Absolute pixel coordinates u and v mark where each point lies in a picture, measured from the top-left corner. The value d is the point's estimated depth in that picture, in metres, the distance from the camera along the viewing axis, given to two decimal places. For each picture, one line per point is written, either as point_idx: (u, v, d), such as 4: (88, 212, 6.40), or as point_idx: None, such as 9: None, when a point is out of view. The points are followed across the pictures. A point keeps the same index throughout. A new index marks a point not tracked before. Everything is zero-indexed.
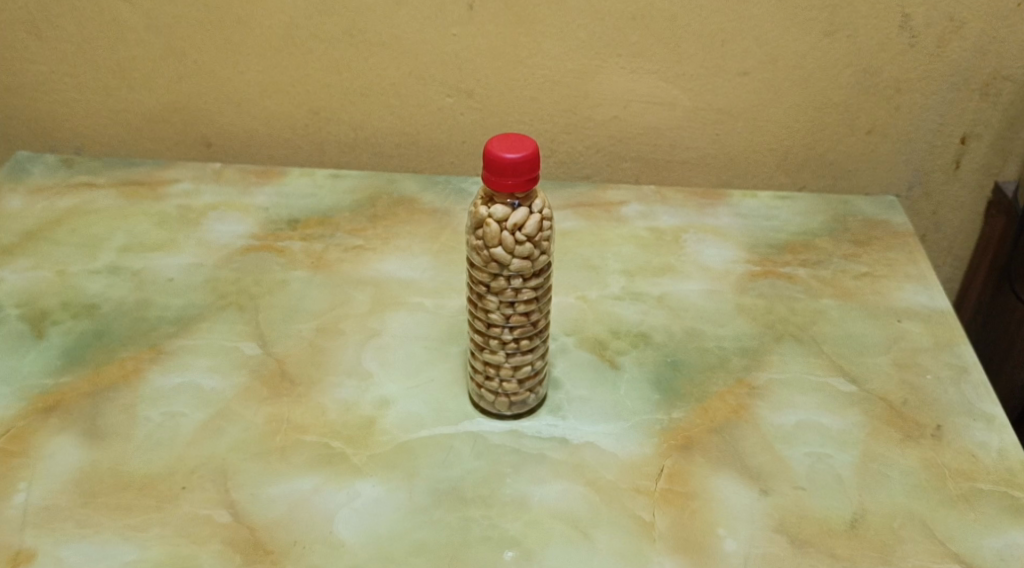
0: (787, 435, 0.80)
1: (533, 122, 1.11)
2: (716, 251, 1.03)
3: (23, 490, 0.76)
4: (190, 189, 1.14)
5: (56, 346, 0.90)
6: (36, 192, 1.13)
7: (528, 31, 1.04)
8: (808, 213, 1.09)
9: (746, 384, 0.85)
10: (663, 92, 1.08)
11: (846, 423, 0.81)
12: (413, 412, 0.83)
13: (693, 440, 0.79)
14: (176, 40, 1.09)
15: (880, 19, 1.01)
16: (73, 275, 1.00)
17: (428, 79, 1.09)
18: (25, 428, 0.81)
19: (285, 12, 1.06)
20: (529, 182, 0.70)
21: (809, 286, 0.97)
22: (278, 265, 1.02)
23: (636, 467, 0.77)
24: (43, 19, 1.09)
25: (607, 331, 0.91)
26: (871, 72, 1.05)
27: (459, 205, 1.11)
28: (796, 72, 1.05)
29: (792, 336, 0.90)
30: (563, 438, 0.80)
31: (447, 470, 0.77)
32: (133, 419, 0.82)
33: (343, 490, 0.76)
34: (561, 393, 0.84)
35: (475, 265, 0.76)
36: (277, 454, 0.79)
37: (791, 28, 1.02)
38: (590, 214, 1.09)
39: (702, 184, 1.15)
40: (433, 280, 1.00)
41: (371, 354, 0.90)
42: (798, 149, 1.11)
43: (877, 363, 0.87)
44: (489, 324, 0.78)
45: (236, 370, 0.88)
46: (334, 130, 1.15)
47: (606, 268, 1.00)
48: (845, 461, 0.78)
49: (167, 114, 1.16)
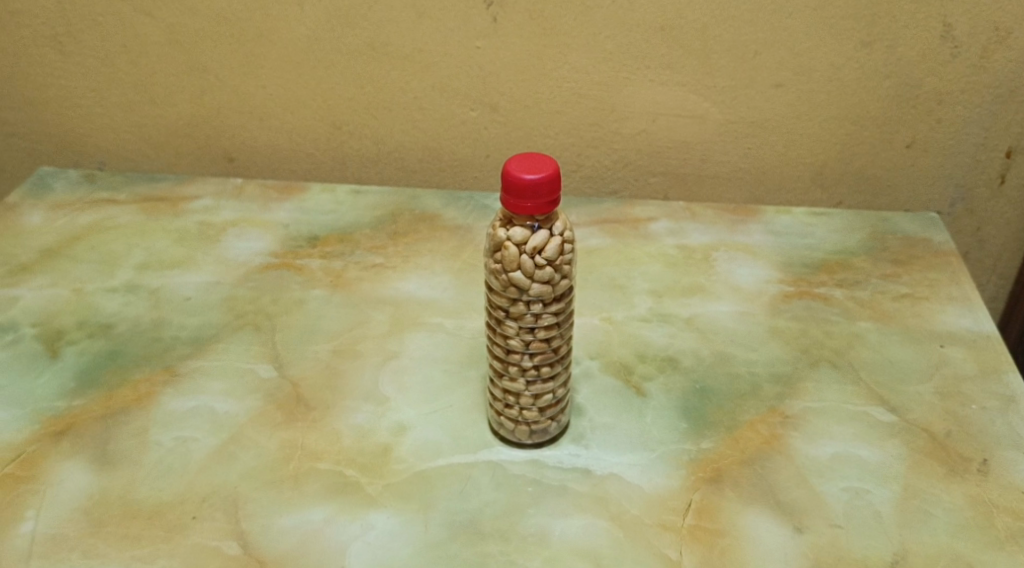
0: (823, 468, 0.76)
1: (559, 137, 1.08)
2: (748, 270, 0.99)
3: (31, 517, 0.74)
4: (210, 205, 1.13)
5: (70, 367, 0.89)
6: (56, 208, 1.12)
7: (553, 44, 1.01)
8: (844, 230, 1.05)
9: (779, 412, 0.81)
10: (693, 105, 1.04)
11: (886, 456, 0.77)
12: (431, 439, 0.80)
13: (722, 473, 0.75)
14: (196, 55, 1.08)
15: (921, 28, 0.97)
16: (90, 293, 0.99)
17: (451, 93, 1.06)
18: (36, 452, 0.80)
19: (305, 25, 1.04)
20: (549, 205, 0.67)
21: (846, 308, 0.93)
22: (296, 284, 1.00)
23: (661, 502, 0.73)
24: (66, 34, 1.08)
25: (633, 355, 0.87)
26: (912, 84, 1.00)
27: (481, 222, 1.08)
28: (831, 84, 1.01)
29: (827, 361, 0.86)
30: (586, 469, 0.76)
31: (465, 502, 0.74)
32: (145, 444, 0.80)
33: (356, 521, 0.73)
34: (584, 421, 0.81)
35: (493, 289, 0.73)
36: (289, 483, 0.76)
37: (827, 38, 0.98)
38: (616, 230, 1.05)
39: (733, 200, 1.11)
40: (454, 300, 0.97)
41: (389, 378, 0.87)
42: (835, 164, 1.07)
43: (919, 391, 0.83)
44: (509, 350, 0.75)
45: (251, 393, 0.85)
46: (355, 145, 1.12)
47: (632, 288, 0.96)
48: (884, 497, 0.73)
49: (189, 129, 1.14)
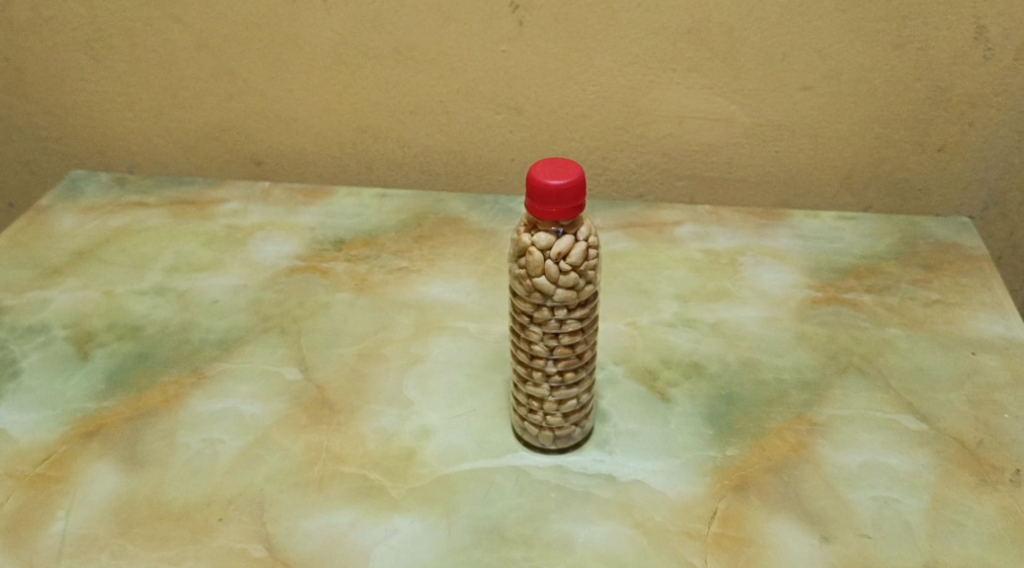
0: (851, 476, 0.75)
1: (584, 140, 1.07)
2: (775, 274, 0.98)
3: (61, 518, 0.75)
4: (237, 208, 1.14)
5: (100, 369, 0.90)
6: (88, 211, 1.14)
7: (579, 47, 1.01)
8: (873, 235, 1.04)
9: (806, 419, 0.80)
10: (720, 108, 1.03)
11: (915, 465, 0.76)
12: (455, 444, 0.80)
13: (748, 480, 0.75)
14: (225, 60, 1.09)
15: (952, 30, 0.95)
16: (120, 296, 1.00)
17: (476, 97, 1.06)
18: (66, 453, 0.81)
19: (332, 30, 1.04)
20: (574, 210, 0.67)
21: (875, 314, 0.92)
22: (322, 287, 1.00)
23: (686, 509, 0.73)
24: (98, 40, 1.10)
25: (658, 360, 0.87)
26: (943, 87, 0.99)
27: (506, 225, 1.08)
28: (860, 87, 1.00)
29: (856, 368, 0.85)
30: (610, 476, 0.76)
31: (488, 507, 0.74)
32: (173, 446, 0.81)
33: (380, 525, 0.73)
34: (608, 427, 0.80)
35: (518, 294, 0.73)
36: (314, 486, 0.77)
37: (856, 41, 0.97)
38: (642, 234, 1.05)
39: (760, 204, 1.10)
40: (478, 303, 0.97)
41: (413, 382, 0.87)
42: (864, 167, 1.05)
43: (950, 399, 0.81)
44: (533, 356, 0.74)
45: (277, 396, 0.86)
46: (382, 149, 1.13)
47: (657, 293, 0.96)
48: (913, 506, 0.72)
49: (218, 133, 1.15)
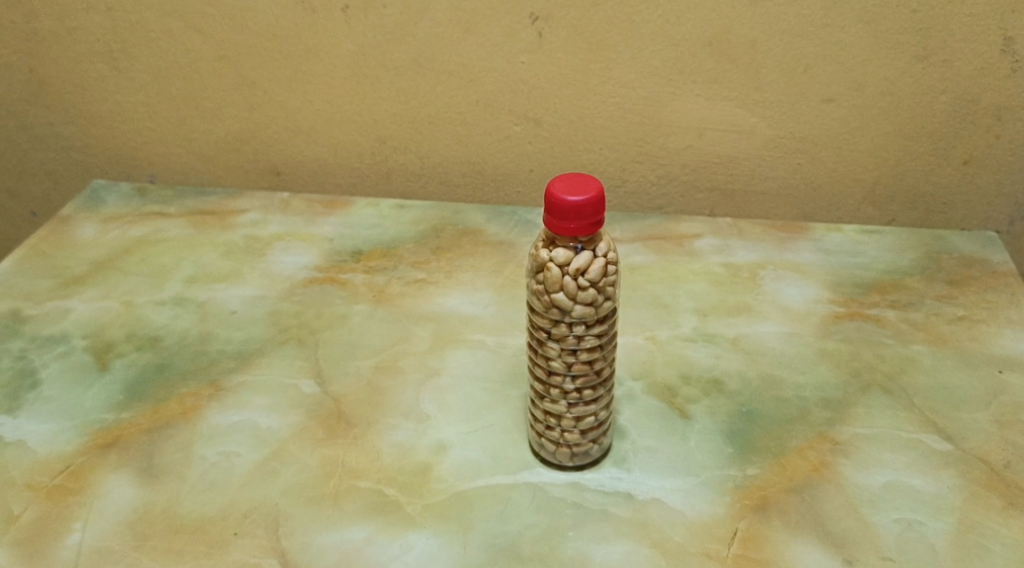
0: (874, 497, 0.73)
1: (603, 152, 1.07)
2: (796, 289, 0.97)
3: (78, 529, 0.75)
4: (256, 219, 1.14)
5: (119, 379, 0.90)
6: (108, 221, 1.14)
7: (599, 59, 1.00)
8: (897, 249, 1.02)
9: (828, 438, 0.79)
10: (741, 120, 1.02)
11: (940, 487, 0.74)
12: (472, 459, 0.79)
13: (769, 501, 0.73)
14: (246, 71, 1.09)
15: (978, 42, 0.94)
16: (140, 306, 1.00)
17: (495, 109, 1.06)
18: (84, 464, 0.81)
19: (352, 42, 1.04)
20: (593, 226, 0.66)
21: (899, 330, 0.90)
22: (340, 299, 1.00)
23: (705, 529, 0.71)
24: (120, 51, 1.10)
25: (677, 376, 0.86)
26: (969, 100, 0.98)
27: (524, 237, 1.08)
28: (884, 99, 0.99)
29: (879, 386, 0.84)
30: (628, 494, 0.75)
31: (505, 524, 0.73)
32: (189, 458, 0.81)
33: (395, 541, 0.72)
34: (626, 443, 0.79)
35: (536, 310, 0.72)
36: (329, 501, 0.76)
37: (880, 53, 0.96)
38: (661, 247, 1.04)
39: (781, 217, 1.09)
40: (495, 316, 0.96)
41: (430, 396, 0.86)
42: (888, 180, 1.04)
43: (976, 419, 0.80)
44: (550, 372, 0.74)
45: (294, 409, 0.86)
46: (400, 160, 1.13)
47: (677, 307, 0.95)
48: (938, 529, 0.71)
49: (238, 144, 1.15)
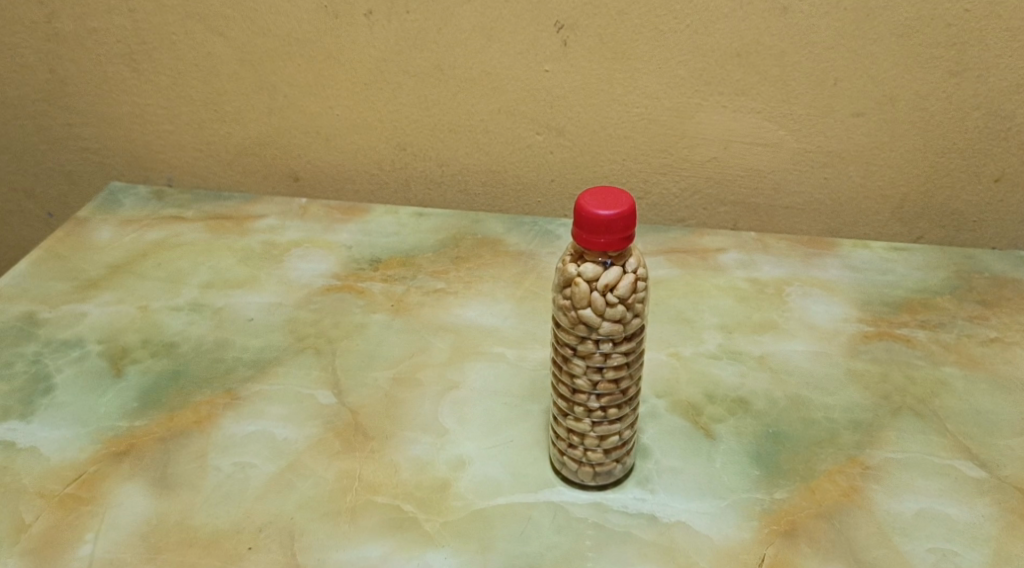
0: (907, 525, 0.71)
1: (627, 163, 1.05)
2: (823, 306, 0.95)
3: (89, 540, 0.74)
4: (274, 224, 1.13)
5: (133, 386, 0.89)
6: (125, 224, 1.13)
7: (625, 68, 0.99)
8: (926, 268, 1.00)
9: (858, 462, 0.77)
10: (769, 133, 1.00)
11: (975, 516, 0.72)
12: (491, 476, 0.78)
13: (798, 526, 0.72)
14: (267, 76, 1.08)
15: (1015, 58, 0.92)
16: (155, 311, 0.99)
17: (518, 117, 1.05)
18: (97, 472, 0.79)
19: (375, 48, 1.03)
20: (623, 241, 0.65)
21: (930, 351, 0.89)
22: (358, 308, 0.99)
23: (733, 554, 0.70)
24: (141, 53, 1.10)
25: (702, 395, 0.84)
26: (1003, 117, 0.96)
27: (545, 248, 1.06)
28: (916, 114, 0.97)
29: (911, 409, 0.82)
30: (652, 516, 0.73)
31: (526, 545, 0.71)
32: (203, 468, 0.80)
33: (412, 560, 0.71)
34: (650, 463, 0.78)
35: (562, 326, 0.71)
36: (345, 517, 0.75)
37: (913, 67, 0.94)
38: (685, 261, 1.02)
39: (807, 231, 1.07)
40: (515, 329, 0.95)
41: (449, 409, 0.85)
42: (917, 196, 1.02)
43: (1011, 446, 0.78)
44: (575, 390, 0.72)
45: (310, 420, 0.84)
46: (420, 167, 1.11)
47: (701, 323, 0.93)
48: (974, 560, 0.69)
49: (256, 149, 1.14)
